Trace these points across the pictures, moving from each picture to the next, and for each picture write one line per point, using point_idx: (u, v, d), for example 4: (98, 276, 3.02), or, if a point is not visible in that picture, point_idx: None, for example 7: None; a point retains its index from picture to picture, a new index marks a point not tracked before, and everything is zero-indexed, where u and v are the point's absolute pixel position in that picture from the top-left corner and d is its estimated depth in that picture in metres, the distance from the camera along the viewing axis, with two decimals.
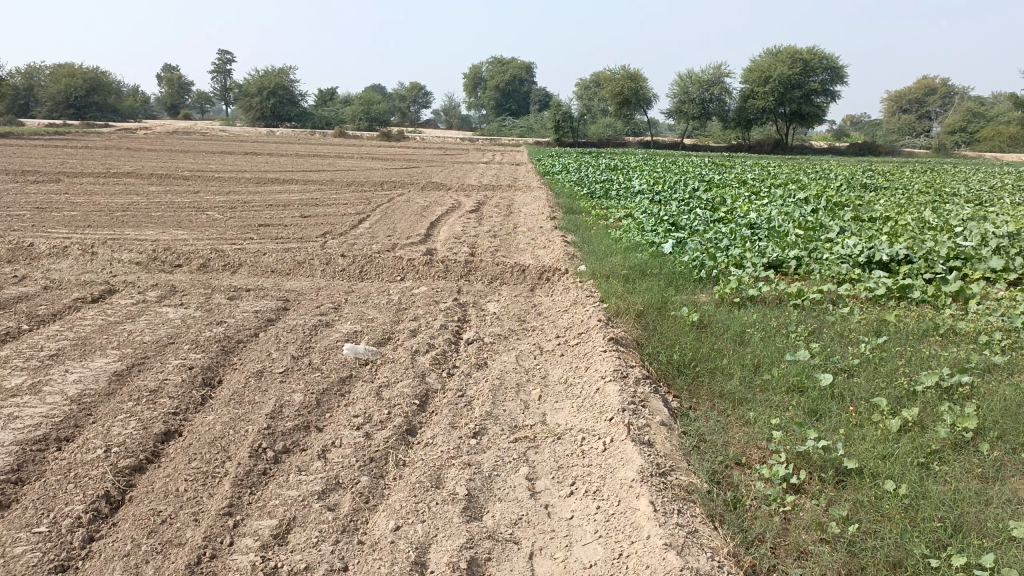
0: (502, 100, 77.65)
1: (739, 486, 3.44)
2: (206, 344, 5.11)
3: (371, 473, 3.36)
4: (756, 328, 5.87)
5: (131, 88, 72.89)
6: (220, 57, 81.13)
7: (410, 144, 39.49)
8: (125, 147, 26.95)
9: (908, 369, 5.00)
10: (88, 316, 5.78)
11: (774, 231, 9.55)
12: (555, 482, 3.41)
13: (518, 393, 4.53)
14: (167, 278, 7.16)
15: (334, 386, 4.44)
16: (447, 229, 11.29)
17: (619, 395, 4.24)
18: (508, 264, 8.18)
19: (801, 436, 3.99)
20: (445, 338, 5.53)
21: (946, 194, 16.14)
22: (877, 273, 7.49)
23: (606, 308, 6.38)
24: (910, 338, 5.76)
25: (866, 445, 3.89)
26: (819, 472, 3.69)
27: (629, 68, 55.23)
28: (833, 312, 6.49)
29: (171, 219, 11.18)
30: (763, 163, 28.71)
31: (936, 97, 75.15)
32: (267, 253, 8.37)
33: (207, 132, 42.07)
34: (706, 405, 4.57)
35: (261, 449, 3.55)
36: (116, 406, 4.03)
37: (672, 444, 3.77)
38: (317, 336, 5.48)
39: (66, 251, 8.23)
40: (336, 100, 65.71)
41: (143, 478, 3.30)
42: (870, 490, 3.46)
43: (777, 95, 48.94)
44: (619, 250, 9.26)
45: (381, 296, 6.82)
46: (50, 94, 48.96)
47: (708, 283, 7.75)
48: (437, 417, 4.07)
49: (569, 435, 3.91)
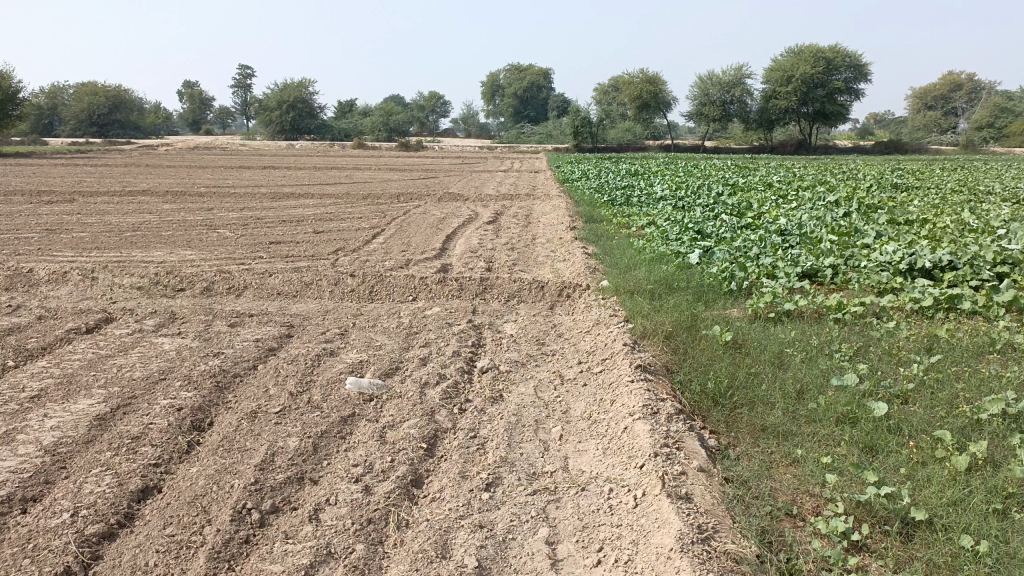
0: (521, 107, 77.55)
1: (793, 546, 2.96)
2: (198, 379, 4.73)
3: (369, 540, 2.95)
4: (796, 348, 5.38)
5: (155, 106, 73.74)
6: (242, 73, 82.20)
7: (428, 154, 39.24)
8: (143, 164, 26.89)
9: (969, 395, 4.48)
10: (78, 350, 5.43)
11: (806, 237, 9.04)
12: (579, 547, 2.99)
13: (537, 431, 4.10)
14: (167, 304, 6.82)
15: (334, 427, 4.04)
16: (464, 242, 10.90)
17: (650, 436, 3.78)
18: (526, 281, 7.75)
19: (858, 479, 3.50)
20: (457, 367, 5.10)
21: (981, 192, 15.53)
22: (920, 282, 6.93)
23: (631, 329, 5.90)
24: (966, 357, 5.23)
25: (935, 490, 3.39)
26: (882, 525, 3.20)
27: (647, 72, 54.63)
28: (878, 327, 5.95)
29: (181, 238, 10.90)
30: (787, 165, 27.90)
31: (962, 93, 73.64)
32: (273, 274, 8.02)
33: (226, 147, 42.12)
34: (746, 443, 4.10)
35: (246, 510, 3.14)
36: (93, 457, 3.65)
37: (712, 497, 3.30)
38: (320, 367, 5.08)
39: (66, 278, 7.91)
40: (354, 113, 65.61)
41: (112, 549, 2.91)
42: (945, 547, 2.97)
43: (800, 94, 48.08)
44: (643, 262, 8.79)
45: (391, 319, 6.43)
46: (74, 114, 49.40)
47: (740, 295, 7.27)
48: (446, 465, 3.65)
49: (594, 485, 3.49)
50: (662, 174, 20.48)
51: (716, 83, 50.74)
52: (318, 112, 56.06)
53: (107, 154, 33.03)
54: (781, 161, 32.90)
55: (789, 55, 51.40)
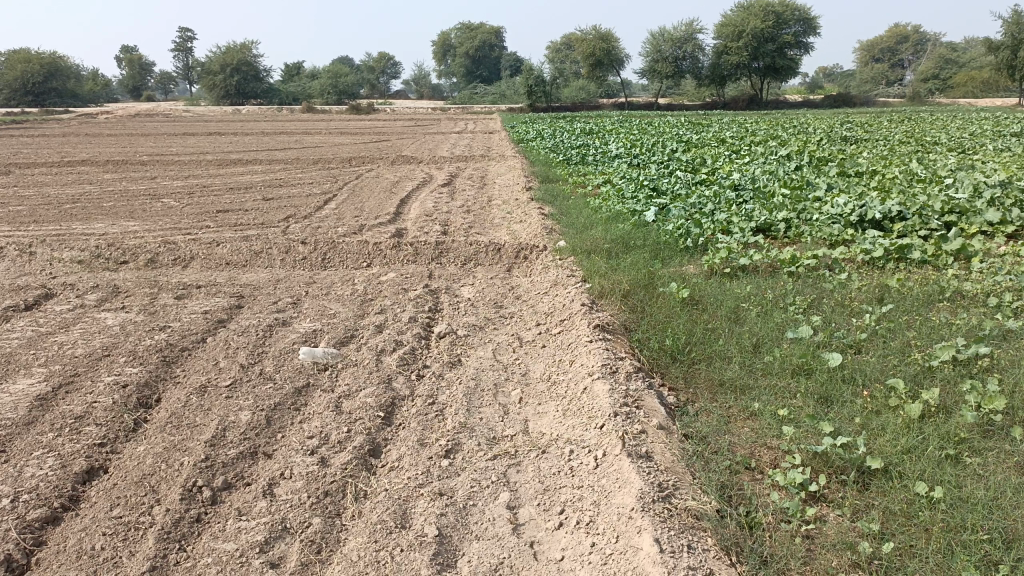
0: (473, 67, 76.49)
1: (752, 500, 2.97)
2: (144, 355, 4.56)
3: (326, 513, 2.88)
4: (751, 302, 5.40)
5: (93, 72, 70.89)
6: (183, 37, 79.40)
7: (381, 117, 38.53)
8: (82, 133, 25.85)
9: (920, 343, 4.54)
10: (16, 328, 5.20)
11: (759, 192, 9.09)
12: (540, 511, 2.96)
13: (496, 395, 4.05)
14: (110, 278, 6.57)
15: (289, 399, 3.93)
16: (419, 206, 10.72)
17: (610, 396, 3.76)
18: (482, 243, 7.65)
19: (815, 431, 3.53)
20: (413, 333, 5.02)
21: (927, 143, 15.81)
22: (871, 233, 7.00)
23: (588, 289, 5.87)
24: (917, 306, 5.31)
25: (889, 438, 3.43)
26: (839, 475, 3.23)
27: (600, 29, 54.14)
28: (830, 279, 6.01)
29: (124, 209, 10.51)
30: (740, 120, 28.11)
31: (907, 46, 74.75)
32: (221, 243, 7.78)
33: (170, 113, 40.77)
34: (705, 398, 4.11)
35: (197, 488, 3.04)
36: (33, 439, 3.49)
37: (672, 454, 3.30)
38: (273, 338, 4.95)
39: (2, 254, 7.57)
40: (302, 75, 63.93)
41: (56, 534, 2.80)
42: (900, 494, 3.01)
43: (751, 49, 48.18)
44: (600, 221, 8.74)
45: (345, 286, 6.29)
46: (6, 81, 47.10)
47: (696, 252, 7.27)
48: (405, 433, 3.58)
49: (554, 447, 3.46)
50: (616, 132, 20.45)
51: (669, 39, 50.56)
52: (264, 75, 54.49)
53: (43, 124, 31.72)
54: (734, 117, 33.18)
55: (739, 10, 51.39)
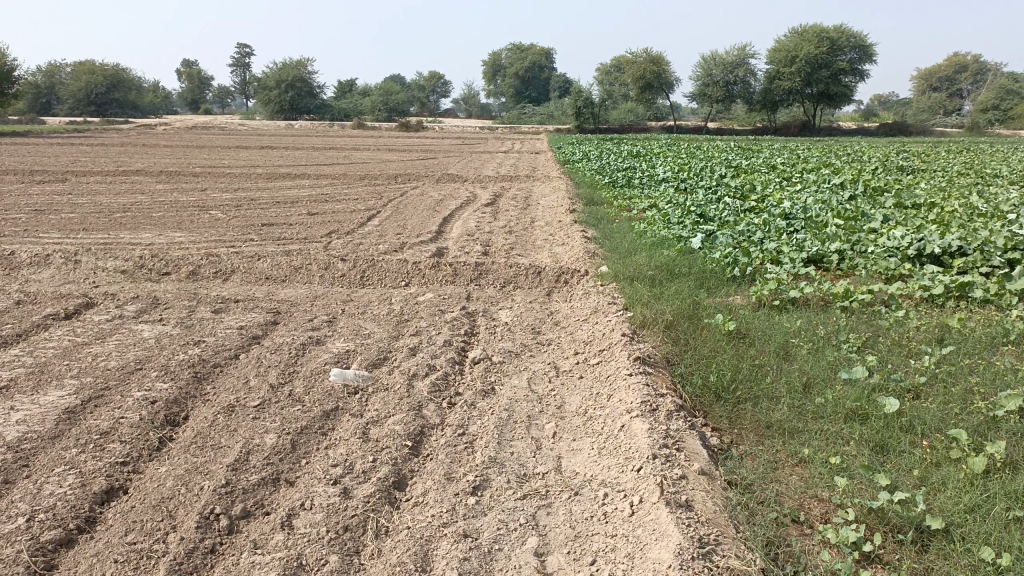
0: (523, 88, 76.95)
1: (801, 559, 2.75)
2: (176, 370, 4.51)
3: (344, 550, 2.74)
4: (801, 338, 5.14)
5: (154, 85, 73.09)
6: (241, 53, 81.59)
7: (428, 134, 38.87)
8: (140, 143, 26.62)
9: (984, 389, 4.24)
10: (54, 337, 5.21)
11: (811, 221, 8.78)
12: (570, 559, 2.79)
13: (529, 428, 3.89)
14: (151, 289, 6.60)
15: (316, 423, 3.82)
16: (461, 225, 10.66)
17: (649, 437, 3.56)
18: (522, 265, 7.52)
19: (870, 483, 3.28)
20: (447, 357, 4.88)
21: (988, 176, 15.23)
22: (929, 268, 6.68)
23: (630, 318, 5.67)
24: (980, 348, 4.99)
25: (951, 495, 3.16)
26: (896, 534, 2.98)
27: (651, 52, 53.99)
28: (886, 316, 5.71)
29: (172, 219, 10.64)
30: (791, 146, 27.59)
31: (967, 75, 73.12)
32: (262, 257, 7.78)
33: (225, 126, 41.74)
34: (751, 441, 3.88)
35: (214, 516, 2.93)
36: (57, 455, 3.43)
37: (714, 503, 3.08)
38: (305, 357, 4.86)
39: (49, 261, 7.67)
40: (354, 92, 65.03)
41: (68, 558, 2.71)
42: (963, 559, 2.75)
43: (804, 75, 47.49)
44: (644, 246, 8.55)
45: (382, 306, 6.20)
46: (71, 92, 48.80)
47: (743, 282, 7.03)
48: (432, 465, 3.43)
49: (588, 490, 3.28)
50: (663, 155, 20.19)
51: (720, 63, 50.14)
52: (318, 91, 55.57)
53: (105, 133, 32.69)
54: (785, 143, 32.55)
55: (793, 35, 50.80)
